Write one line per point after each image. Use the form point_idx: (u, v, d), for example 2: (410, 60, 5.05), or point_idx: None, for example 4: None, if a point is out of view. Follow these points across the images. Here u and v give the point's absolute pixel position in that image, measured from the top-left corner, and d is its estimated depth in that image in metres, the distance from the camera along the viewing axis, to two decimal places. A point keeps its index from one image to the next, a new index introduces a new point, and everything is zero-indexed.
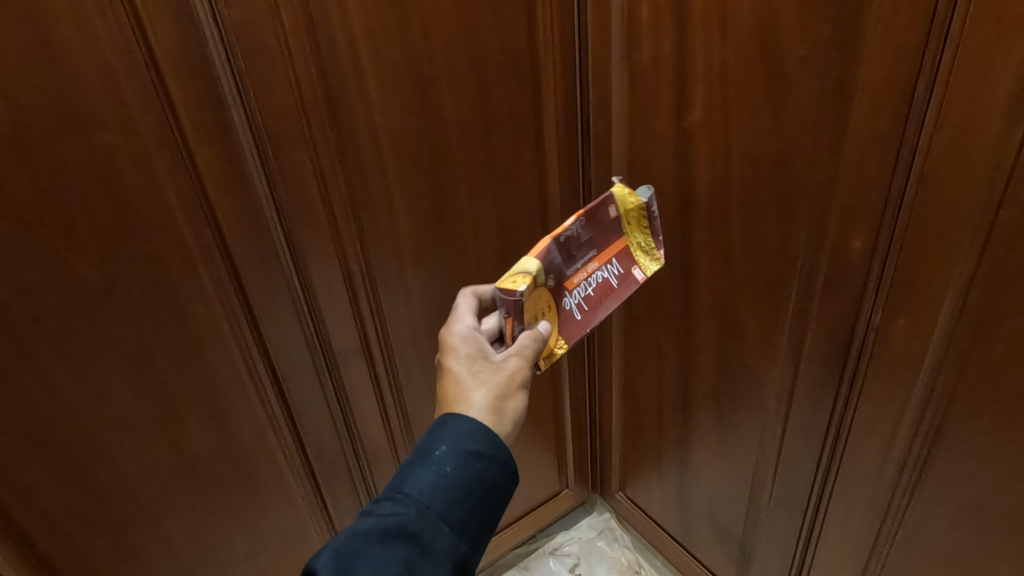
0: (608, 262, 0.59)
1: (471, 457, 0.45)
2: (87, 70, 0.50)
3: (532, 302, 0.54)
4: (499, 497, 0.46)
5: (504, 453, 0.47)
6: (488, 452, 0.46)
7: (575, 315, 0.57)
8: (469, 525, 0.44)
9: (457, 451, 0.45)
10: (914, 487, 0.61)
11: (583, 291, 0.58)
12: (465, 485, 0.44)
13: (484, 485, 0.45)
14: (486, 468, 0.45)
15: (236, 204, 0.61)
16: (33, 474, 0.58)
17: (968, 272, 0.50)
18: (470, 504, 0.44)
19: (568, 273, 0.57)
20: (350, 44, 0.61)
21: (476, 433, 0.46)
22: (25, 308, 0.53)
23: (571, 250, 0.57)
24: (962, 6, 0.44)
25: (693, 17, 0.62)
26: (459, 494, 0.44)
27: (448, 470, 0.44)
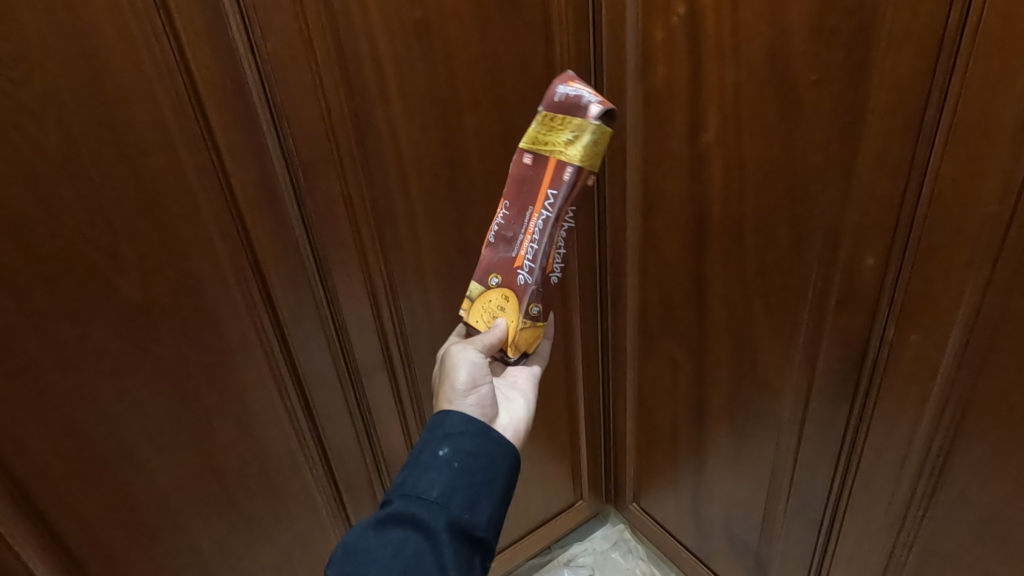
0: (544, 198, 0.55)
1: (440, 439, 0.51)
2: (133, 100, 0.53)
3: (475, 314, 0.60)
4: (481, 462, 0.51)
5: (472, 426, 0.52)
6: (456, 430, 0.52)
7: (530, 287, 0.57)
8: (457, 492, 0.49)
9: (429, 441, 0.52)
10: (929, 499, 0.62)
11: (531, 252, 0.56)
12: (441, 462, 0.50)
13: (459, 457, 0.50)
14: (455, 443, 0.51)
15: (268, 224, 0.63)
16: (73, 484, 0.61)
17: (980, 289, 0.52)
18: (453, 475, 0.49)
19: (512, 253, 0.57)
20: (378, 72, 0.64)
21: (443, 421, 0.53)
22: (71, 324, 0.56)
23: (507, 234, 0.58)
24: (969, 37, 0.46)
25: (707, 42, 0.64)
26: (437, 470, 0.49)
27: (422, 457, 0.51)
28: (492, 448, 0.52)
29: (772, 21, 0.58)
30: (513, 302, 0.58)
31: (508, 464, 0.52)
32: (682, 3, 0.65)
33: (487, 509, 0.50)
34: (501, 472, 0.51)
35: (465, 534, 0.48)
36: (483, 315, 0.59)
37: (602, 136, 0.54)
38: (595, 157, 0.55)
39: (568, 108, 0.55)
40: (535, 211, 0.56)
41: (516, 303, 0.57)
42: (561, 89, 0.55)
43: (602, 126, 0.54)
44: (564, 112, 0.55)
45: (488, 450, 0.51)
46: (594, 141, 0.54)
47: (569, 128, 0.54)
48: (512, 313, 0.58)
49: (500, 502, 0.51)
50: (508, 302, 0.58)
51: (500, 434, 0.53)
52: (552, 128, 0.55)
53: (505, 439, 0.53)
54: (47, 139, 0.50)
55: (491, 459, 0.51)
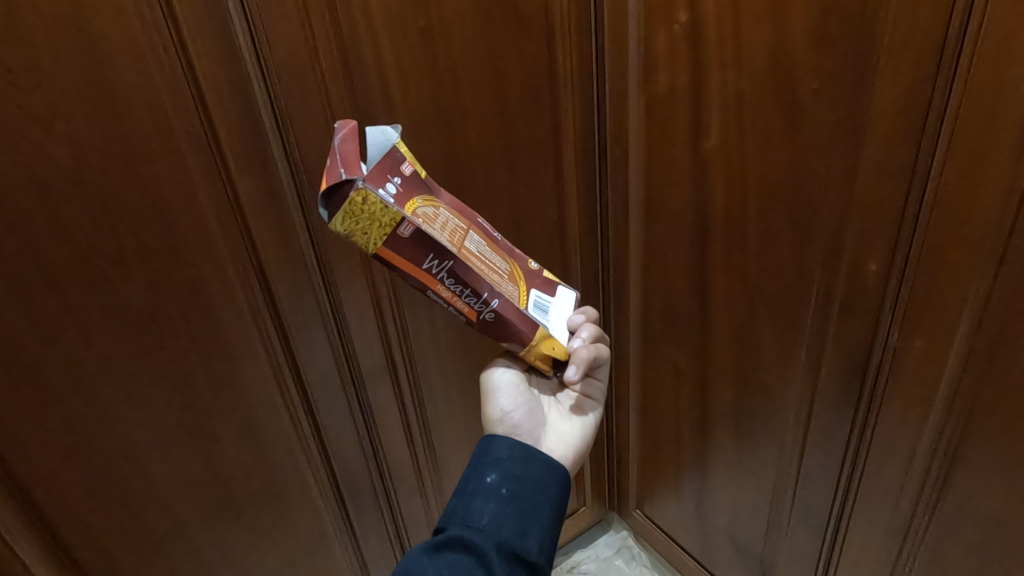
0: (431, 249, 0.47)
1: (489, 465, 0.52)
2: (141, 109, 0.54)
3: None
4: (529, 487, 0.51)
5: (520, 451, 0.53)
6: (505, 455, 0.53)
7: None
8: (507, 517, 0.49)
9: (477, 468, 0.52)
10: (934, 508, 0.62)
11: None
12: (491, 488, 0.50)
13: (507, 482, 0.51)
14: (503, 468, 0.52)
15: (272, 231, 0.64)
16: (78, 489, 0.61)
17: (982, 296, 0.52)
18: (502, 500, 0.50)
19: None
20: (382, 81, 0.64)
21: (490, 447, 0.54)
22: (78, 330, 0.56)
23: None
24: (969, 45, 0.46)
25: (709, 50, 0.65)
26: (488, 496, 0.50)
27: (471, 484, 0.51)
28: (539, 472, 0.52)
29: (773, 28, 0.58)
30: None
31: (557, 489, 0.52)
32: (684, 11, 0.65)
33: (538, 535, 0.49)
34: (549, 498, 0.52)
35: (518, 559, 0.48)
36: None
37: (368, 204, 0.42)
38: (384, 223, 0.43)
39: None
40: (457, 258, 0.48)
41: None
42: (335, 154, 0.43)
43: (347, 204, 0.41)
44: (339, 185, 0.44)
45: (535, 474, 0.52)
46: (371, 216, 0.42)
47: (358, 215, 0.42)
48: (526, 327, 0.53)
49: (550, 528, 0.50)
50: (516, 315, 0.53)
51: (547, 458, 0.53)
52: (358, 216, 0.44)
53: (552, 464, 0.53)
54: (55, 147, 0.51)
55: (538, 484, 0.52)
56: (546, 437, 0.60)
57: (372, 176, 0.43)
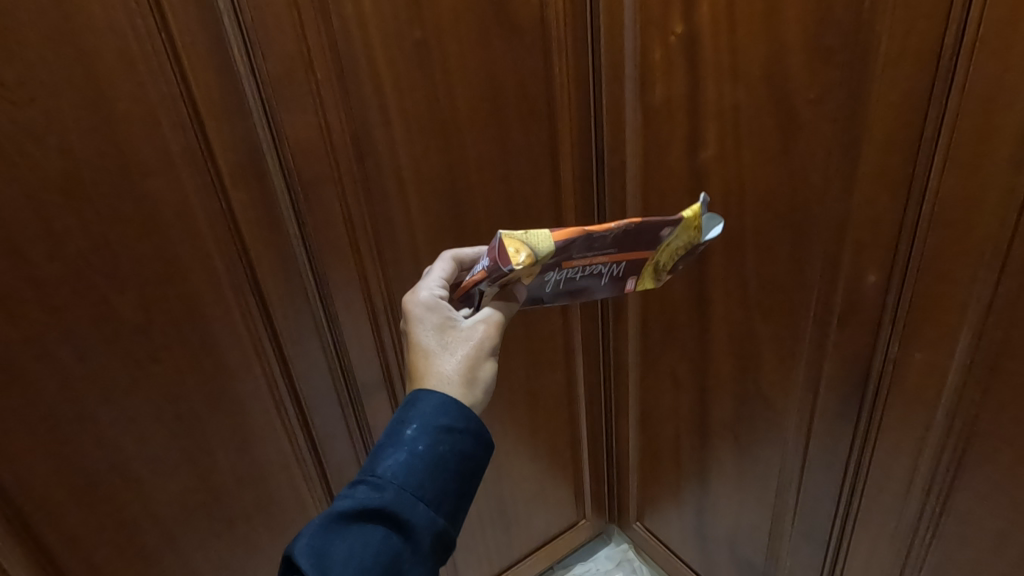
0: (616, 263, 0.54)
1: (441, 432, 0.45)
2: (135, 122, 0.53)
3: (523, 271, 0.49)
4: (474, 468, 0.46)
5: (476, 425, 0.47)
6: (460, 426, 0.46)
7: (543, 288, 0.54)
8: (447, 500, 0.44)
9: (425, 429, 0.45)
10: (938, 520, 0.61)
11: (568, 275, 0.53)
12: (439, 461, 0.44)
13: (456, 459, 0.45)
14: (457, 441, 0.45)
15: (267, 243, 0.64)
16: (69, 506, 0.60)
17: (984, 307, 0.51)
18: (447, 478, 0.44)
19: (574, 257, 0.52)
20: (377, 92, 0.64)
21: (445, 408, 0.46)
22: (70, 345, 0.56)
23: (595, 244, 0.51)
24: (965, 57, 0.46)
25: (705, 62, 0.64)
26: (436, 470, 0.44)
27: (418, 448, 0.44)
28: (485, 452, 0.47)
29: (770, 40, 0.58)
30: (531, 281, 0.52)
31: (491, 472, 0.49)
32: (679, 23, 0.65)
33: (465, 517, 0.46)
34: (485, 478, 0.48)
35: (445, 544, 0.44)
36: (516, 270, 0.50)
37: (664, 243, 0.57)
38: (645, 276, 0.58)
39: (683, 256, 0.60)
40: (613, 262, 0.54)
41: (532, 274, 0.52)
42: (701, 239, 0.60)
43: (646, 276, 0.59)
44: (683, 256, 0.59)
45: (482, 456, 0.47)
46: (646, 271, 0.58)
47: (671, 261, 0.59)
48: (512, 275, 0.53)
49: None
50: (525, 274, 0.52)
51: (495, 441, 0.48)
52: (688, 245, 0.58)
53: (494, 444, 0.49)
54: (49, 161, 0.50)
55: (480, 464, 0.47)
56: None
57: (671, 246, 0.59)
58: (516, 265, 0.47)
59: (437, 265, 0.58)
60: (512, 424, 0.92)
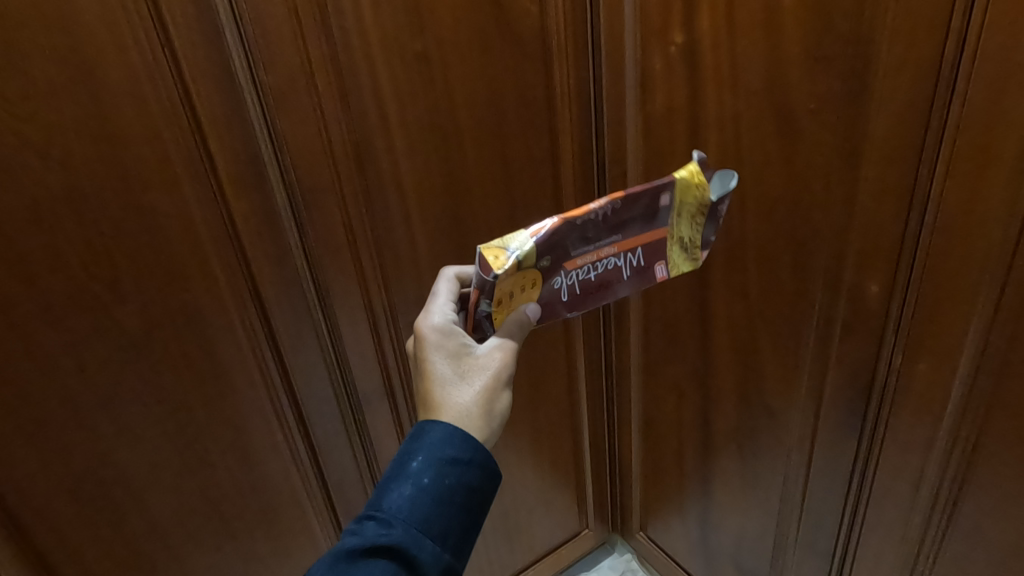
0: (632, 250, 0.53)
1: (447, 464, 0.45)
2: (138, 135, 0.54)
3: (507, 281, 0.48)
4: (480, 503, 0.46)
5: (481, 455, 0.47)
6: (466, 458, 0.46)
7: (561, 300, 0.53)
8: (451, 534, 0.44)
9: (431, 462, 0.45)
10: (944, 532, 0.60)
11: (583, 275, 0.52)
12: (444, 495, 0.44)
13: (462, 492, 0.45)
14: (463, 473, 0.45)
15: (269, 254, 0.64)
16: (70, 518, 0.60)
17: (987, 318, 0.51)
18: (452, 511, 0.44)
19: (573, 254, 0.51)
20: (378, 103, 0.64)
21: (452, 440, 0.46)
22: (72, 357, 0.56)
23: (589, 234, 0.51)
24: (965, 68, 0.46)
25: (706, 72, 0.65)
26: (440, 504, 0.44)
27: (424, 482, 0.44)
28: (491, 484, 0.47)
29: (770, 51, 0.58)
30: (533, 293, 0.51)
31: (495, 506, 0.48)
32: (680, 34, 0.65)
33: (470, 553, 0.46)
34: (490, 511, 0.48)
35: None
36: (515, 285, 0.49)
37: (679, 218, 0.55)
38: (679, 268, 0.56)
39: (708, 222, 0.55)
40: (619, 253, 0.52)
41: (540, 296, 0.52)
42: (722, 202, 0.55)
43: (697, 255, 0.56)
44: (706, 221, 0.55)
45: (487, 489, 0.47)
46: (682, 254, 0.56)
47: (693, 232, 0.55)
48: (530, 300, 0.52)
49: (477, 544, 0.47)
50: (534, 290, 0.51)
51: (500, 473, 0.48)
52: (693, 207, 0.54)
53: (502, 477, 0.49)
54: (52, 175, 0.51)
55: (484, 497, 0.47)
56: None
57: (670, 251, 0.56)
58: (495, 269, 0.47)
59: (442, 286, 0.57)
60: (514, 433, 0.92)
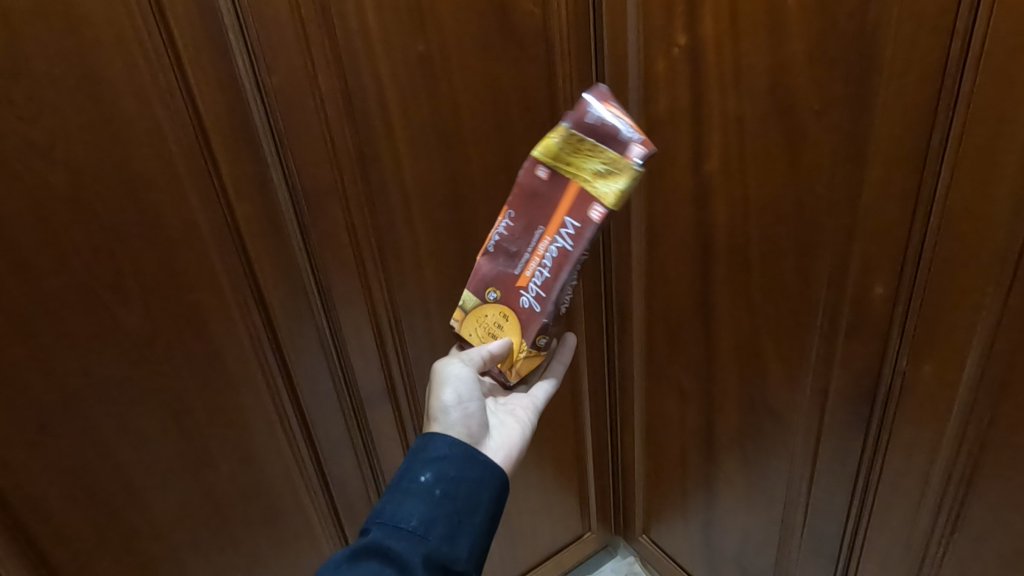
0: (561, 224, 0.55)
1: (423, 464, 0.50)
2: (142, 138, 0.54)
3: (470, 327, 0.60)
4: (464, 493, 0.49)
5: (457, 449, 0.51)
6: (441, 454, 0.51)
7: (536, 310, 0.57)
8: (436, 524, 0.47)
9: (409, 467, 0.51)
10: (949, 536, 0.60)
11: (539, 278, 0.57)
12: (421, 491, 0.49)
13: (440, 486, 0.49)
14: (438, 468, 0.50)
15: (272, 256, 0.64)
16: (74, 520, 0.60)
17: (993, 321, 0.50)
18: (433, 503, 0.48)
19: (516, 272, 0.58)
20: (381, 105, 0.64)
21: (425, 445, 0.52)
22: (76, 359, 0.56)
23: (510, 248, 0.58)
24: (970, 70, 0.46)
25: (709, 74, 0.64)
26: (418, 498, 0.48)
27: (403, 483, 0.50)
28: (474, 473, 0.50)
29: (774, 53, 0.58)
30: (513, 322, 0.58)
31: (492, 495, 0.51)
32: (683, 36, 0.65)
33: (467, 540, 0.48)
34: (484, 499, 0.50)
35: (445, 566, 0.46)
36: (480, 327, 0.60)
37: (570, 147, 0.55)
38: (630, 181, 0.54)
39: (605, 138, 0.54)
40: (547, 237, 0.56)
41: (518, 325, 0.58)
42: (592, 112, 0.55)
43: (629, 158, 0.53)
44: (598, 139, 0.54)
45: (472, 478, 0.50)
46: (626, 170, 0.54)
47: (599, 156, 0.54)
48: (513, 332, 0.58)
49: (480, 533, 0.49)
50: (507, 320, 0.58)
51: (484, 461, 0.51)
52: (570, 147, 0.55)
53: (490, 465, 0.51)
54: (56, 178, 0.51)
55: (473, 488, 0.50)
56: (490, 438, 0.58)
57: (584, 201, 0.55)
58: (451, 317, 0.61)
59: None
60: None
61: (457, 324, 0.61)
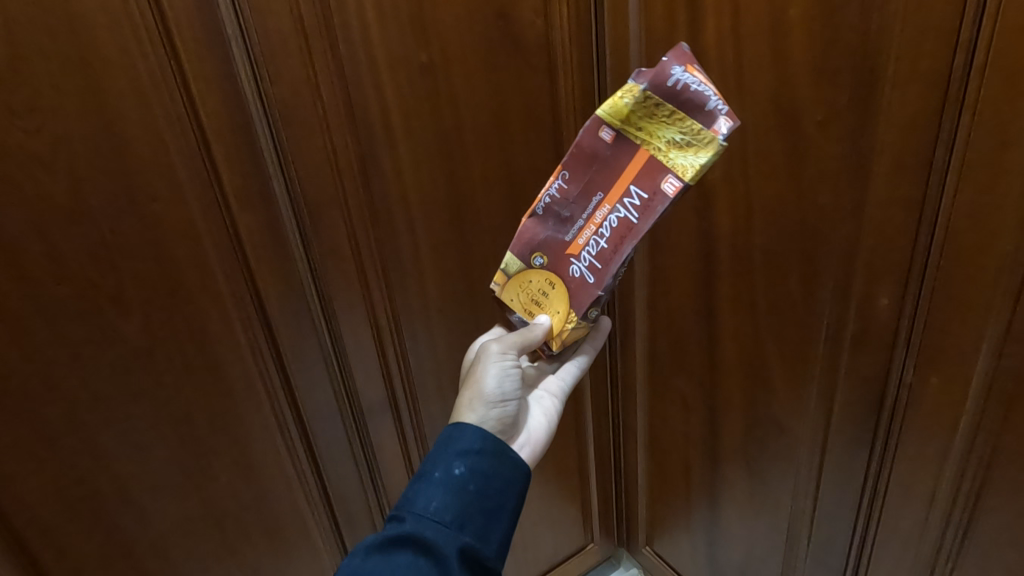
0: (625, 194, 0.51)
1: (455, 456, 0.49)
2: (143, 148, 0.54)
3: (512, 292, 0.57)
4: (497, 487, 0.49)
5: (490, 445, 0.50)
6: (476, 448, 0.49)
7: (587, 280, 0.53)
8: (470, 520, 0.47)
9: (442, 457, 0.49)
10: (959, 551, 0.59)
11: (592, 250, 0.52)
12: (455, 484, 0.48)
13: (476, 483, 0.48)
14: (472, 462, 0.49)
15: (273, 264, 0.63)
16: (70, 532, 0.59)
17: (1001, 332, 0.50)
18: (467, 498, 0.47)
19: (568, 239, 0.53)
20: (383, 115, 0.64)
21: (459, 436, 0.50)
22: (75, 370, 0.56)
23: (563, 212, 0.54)
24: (975, 79, 0.45)
25: (711, 83, 0.64)
26: (452, 492, 0.47)
27: (435, 475, 0.48)
28: (507, 470, 0.50)
29: (776, 62, 0.58)
30: (560, 289, 0.54)
31: (521, 489, 0.51)
32: None
33: (498, 537, 0.48)
34: (514, 495, 0.50)
35: (477, 563, 0.46)
36: (523, 292, 0.56)
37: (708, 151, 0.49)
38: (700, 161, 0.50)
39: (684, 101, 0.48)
40: (609, 204, 0.51)
41: (566, 295, 0.54)
42: (674, 74, 0.48)
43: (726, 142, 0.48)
44: (679, 106, 0.48)
45: (504, 473, 0.50)
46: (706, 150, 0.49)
47: (677, 126, 0.49)
48: (557, 301, 0.54)
49: (509, 528, 0.50)
50: (554, 288, 0.54)
51: (517, 458, 0.51)
52: (644, 111, 0.50)
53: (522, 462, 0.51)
54: (57, 188, 0.51)
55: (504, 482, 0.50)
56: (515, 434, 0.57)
57: (644, 178, 0.50)
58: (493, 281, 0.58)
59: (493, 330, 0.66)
60: None
61: (498, 288, 0.57)
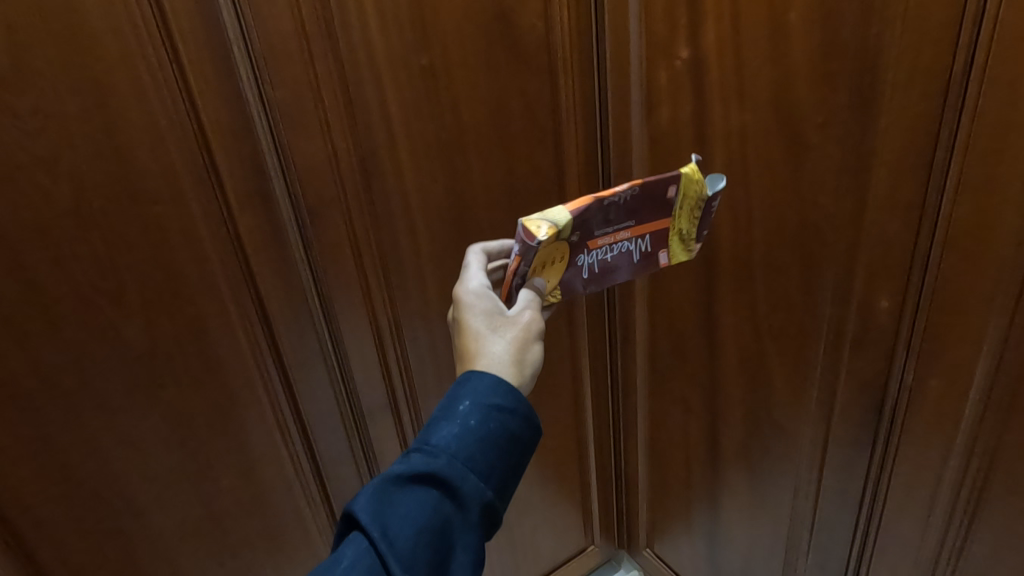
0: (643, 238, 0.56)
1: (491, 408, 0.44)
2: (145, 150, 0.54)
3: (546, 251, 0.50)
4: (523, 448, 0.45)
5: (524, 407, 0.45)
6: (512, 406, 0.44)
7: (581, 275, 0.54)
8: (495, 476, 0.43)
9: (478, 405, 0.44)
10: (959, 554, 0.59)
11: (602, 255, 0.54)
12: (488, 436, 0.43)
13: (507, 437, 0.44)
14: (507, 419, 0.44)
15: (273, 265, 0.63)
16: (70, 533, 0.60)
17: (1001, 335, 0.50)
18: (497, 454, 0.43)
19: (596, 233, 0.53)
20: (384, 117, 0.64)
21: (495, 386, 0.45)
22: (76, 371, 0.56)
23: (609, 215, 0.53)
24: (975, 82, 0.45)
25: (711, 85, 0.64)
26: (484, 446, 0.42)
27: (470, 421, 0.43)
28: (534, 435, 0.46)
29: (776, 65, 0.58)
30: (561, 265, 0.53)
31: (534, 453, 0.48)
32: (685, 48, 0.65)
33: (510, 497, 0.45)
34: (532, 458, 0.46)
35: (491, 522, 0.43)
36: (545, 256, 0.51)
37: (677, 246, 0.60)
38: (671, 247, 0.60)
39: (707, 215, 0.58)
40: (634, 238, 0.55)
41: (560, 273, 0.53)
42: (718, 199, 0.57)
43: None
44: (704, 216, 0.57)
45: (531, 437, 0.46)
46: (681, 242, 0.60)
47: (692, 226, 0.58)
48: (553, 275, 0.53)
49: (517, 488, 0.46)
50: (559, 262, 0.53)
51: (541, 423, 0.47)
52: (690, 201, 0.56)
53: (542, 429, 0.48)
54: (59, 189, 0.51)
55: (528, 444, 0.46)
56: None
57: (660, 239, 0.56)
58: (540, 237, 0.48)
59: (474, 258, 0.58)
60: None
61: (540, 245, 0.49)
